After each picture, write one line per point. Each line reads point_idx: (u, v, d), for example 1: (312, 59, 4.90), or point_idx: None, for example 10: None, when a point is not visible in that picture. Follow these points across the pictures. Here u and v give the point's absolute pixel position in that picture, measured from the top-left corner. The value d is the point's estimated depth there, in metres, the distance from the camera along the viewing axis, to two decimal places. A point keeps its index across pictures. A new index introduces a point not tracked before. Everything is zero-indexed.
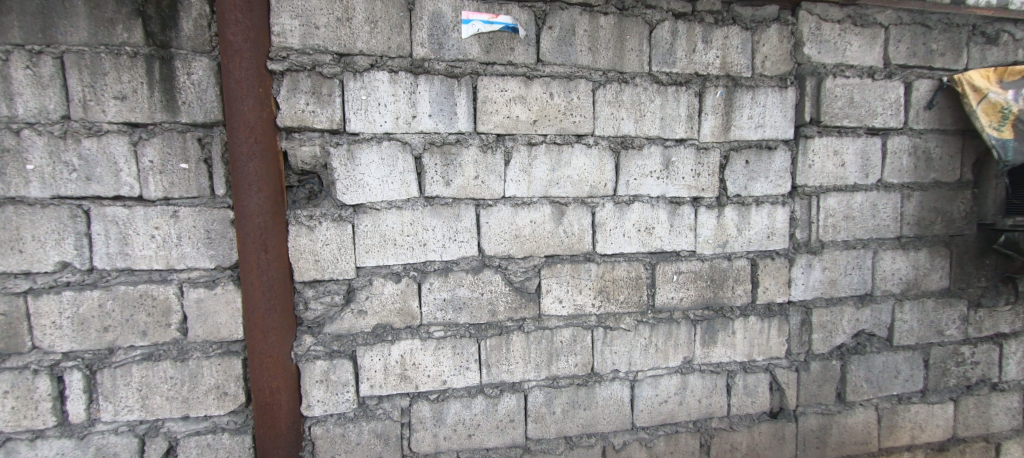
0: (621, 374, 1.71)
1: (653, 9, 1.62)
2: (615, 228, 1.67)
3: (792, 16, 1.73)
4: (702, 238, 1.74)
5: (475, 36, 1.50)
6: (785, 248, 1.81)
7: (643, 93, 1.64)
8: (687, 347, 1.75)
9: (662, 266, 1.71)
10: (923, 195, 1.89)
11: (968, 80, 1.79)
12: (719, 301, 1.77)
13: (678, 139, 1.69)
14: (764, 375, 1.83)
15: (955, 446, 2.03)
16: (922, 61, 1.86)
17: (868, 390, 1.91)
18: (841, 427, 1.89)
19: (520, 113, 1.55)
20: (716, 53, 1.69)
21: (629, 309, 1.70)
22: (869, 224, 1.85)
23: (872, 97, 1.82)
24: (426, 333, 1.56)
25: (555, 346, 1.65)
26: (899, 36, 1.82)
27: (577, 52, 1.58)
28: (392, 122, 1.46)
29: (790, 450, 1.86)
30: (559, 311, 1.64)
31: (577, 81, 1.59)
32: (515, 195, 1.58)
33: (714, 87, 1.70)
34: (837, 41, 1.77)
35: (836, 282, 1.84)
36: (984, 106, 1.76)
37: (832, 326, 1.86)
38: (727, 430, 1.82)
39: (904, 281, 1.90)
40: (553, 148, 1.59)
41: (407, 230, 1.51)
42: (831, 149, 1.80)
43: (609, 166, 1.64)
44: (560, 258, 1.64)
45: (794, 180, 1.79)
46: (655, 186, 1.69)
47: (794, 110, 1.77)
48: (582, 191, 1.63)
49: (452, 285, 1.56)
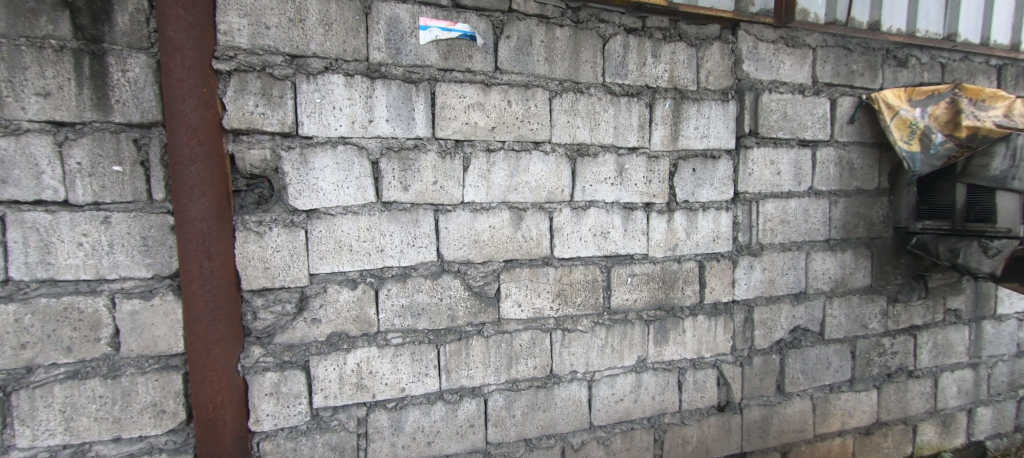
0: (579, 374, 1.76)
1: (606, 23, 1.70)
2: (572, 233, 1.72)
3: (732, 36, 1.87)
4: (654, 242, 1.83)
5: (432, 42, 1.50)
6: (729, 250, 1.93)
7: (597, 103, 1.71)
8: (641, 346, 1.83)
9: (617, 269, 1.78)
10: (847, 202, 2.09)
11: (883, 98, 2.00)
12: (670, 301, 1.86)
13: (630, 147, 1.77)
14: (711, 371, 1.93)
15: (879, 429, 2.23)
16: (845, 81, 2.05)
17: (804, 381, 2.06)
18: (781, 416, 2.03)
19: (479, 119, 1.57)
20: (664, 67, 1.78)
21: (586, 311, 1.76)
22: (802, 228, 2.02)
23: (802, 111, 1.98)
24: (384, 340, 1.53)
25: (515, 350, 1.67)
26: (825, 57, 2.00)
27: (534, 62, 1.63)
28: (348, 126, 1.44)
29: (735, 440, 1.98)
30: (518, 314, 1.67)
31: (535, 89, 1.63)
32: (474, 200, 1.59)
33: (663, 98, 1.79)
34: (772, 60, 1.92)
35: (774, 281, 1.99)
36: (896, 121, 1.96)
37: (772, 322, 1.99)
38: (679, 425, 1.91)
39: (833, 280, 2.08)
40: (511, 154, 1.62)
41: (363, 236, 1.48)
42: (768, 158, 1.95)
43: (566, 172, 1.69)
44: (519, 262, 1.66)
45: (736, 187, 1.92)
46: (610, 192, 1.76)
47: (735, 122, 1.90)
48: (539, 196, 1.67)
49: (411, 291, 1.54)
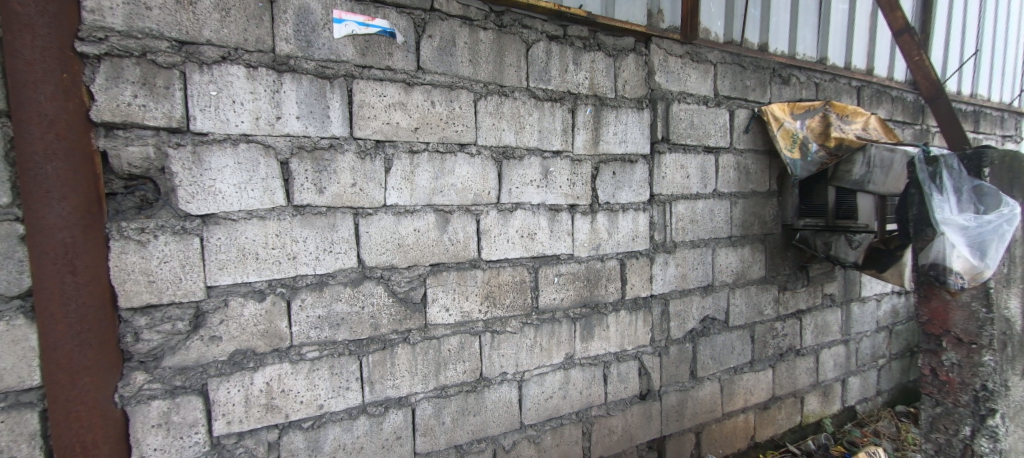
0: (509, 376, 1.77)
1: (529, 29, 1.74)
2: (499, 235, 1.73)
3: (645, 48, 2.01)
4: (579, 242, 1.90)
5: (348, 37, 1.43)
6: (646, 248, 2.07)
7: (521, 107, 1.74)
8: (569, 343, 1.89)
9: (544, 270, 1.82)
10: (744, 202, 2.34)
11: (771, 111, 2.28)
12: (594, 298, 1.94)
13: (554, 150, 1.82)
14: (634, 363, 2.05)
15: (774, 403, 2.52)
16: (741, 94, 2.30)
17: (712, 366, 2.27)
18: (694, 400, 2.22)
19: (401, 119, 1.52)
20: (585, 75, 1.87)
21: (515, 312, 1.77)
22: (709, 227, 2.22)
23: (707, 121, 2.19)
24: (298, 355, 1.42)
25: (443, 356, 1.64)
26: (724, 73, 2.23)
27: (458, 63, 1.61)
28: (250, 123, 1.31)
29: (656, 425, 2.12)
30: (446, 319, 1.64)
31: (459, 90, 1.61)
32: (397, 203, 1.53)
33: (584, 104, 1.87)
34: (680, 73, 2.10)
35: (686, 276, 2.17)
36: (782, 132, 2.25)
37: (684, 314, 2.17)
38: (605, 416, 2.00)
39: (735, 272, 2.32)
40: (436, 156, 1.59)
41: (271, 243, 1.35)
42: (678, 163, 2.12)
43: (492, 175, 1.70)
44: (446, 266, 1.63)
45: (652, 189, 2.06)
46: (536, 194, 1.79)
47: (650, 128, 2.04)
48: (465, 199, 1.65)
49: (328, 300, 1.44)
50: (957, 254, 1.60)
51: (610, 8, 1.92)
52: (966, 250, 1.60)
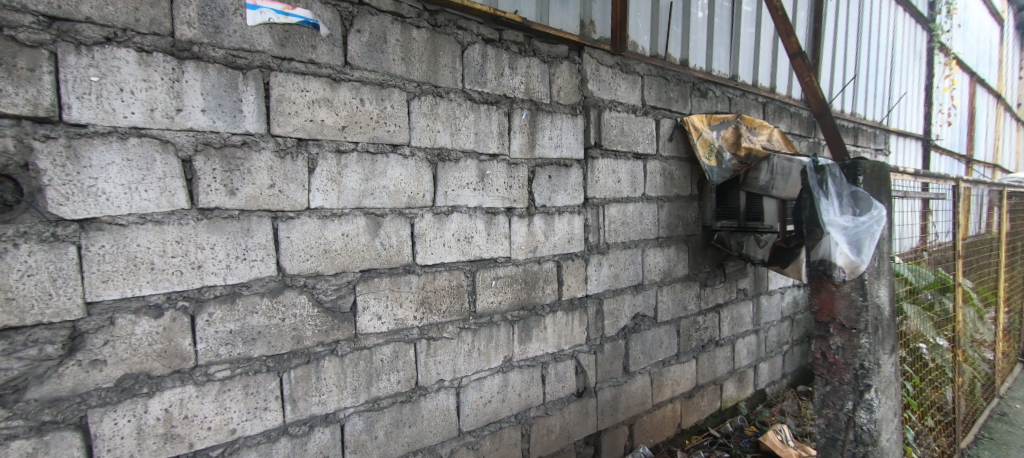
0: (446, 383, 1.73)
1: (464, 30, 1.72)
2: (435, 239, 1.68)
3: (578, 57, 2.08)
4: (516, 245, 1.91)
5: (264, 25, 1.31)
6: (581, 250, 2.14)
7: (457, 108, 1.71)
8: (507, 346, 1.89)
9: (481, 273, 1.81)
10: (669, 206, 2.51)
11: (691, 122, 2.49)
12: (532, 300, 1.97)
13: (491, 154, 1.82)
14: (570, 362, 2.11)
15: (697, 391, 2.72)
16: (665, 105, 2.47)
17: (643, 360, 2.40)
18: (627, 393, 2.33)
19: (327, 117, 1.43)
20: (521, 80, 1.89)
21: (451, 317, 1.74)
22: (638, 228, 2.36)
23: (636, 129, 2.32)
24: (205, 375, 1.25)
25: (376, 366, 1.56)
26: (650, 84, 2.38)
27: (389, 61, 1.55)
28: (143, 114, 1.14)
29: (592, 421, 2.19)
30: (378, 328, 1.56)
31: (390, 89, 1.55)
32: (322, 206, 1.43)
33: (520, 109, 1.90)
34: (611, 82, 2.20)
35: (618, 276, 2.28)
36: (701, 141, 2.47)
37: (617, 312, 2.27)
38: (544, 417, 2.03)
39: (661, 271, 2.47)
40: (366, 157, 1.51)
41: (170, 250, 1.19)
42: (610, 168, 2.22)
43: (427, 177, 1.65)
44: (378, 272, 1.56)
45: (586, 192, 2.14)
46: (472, 197, 1.78)
47: (583, 134, 2.12)
48: (399, 202, 1.59)
49: (241, 313, 1.30)
50: (838, 250, 1.80)
51: (545, 16, 1.97)
52: (847, 247, 1.80)
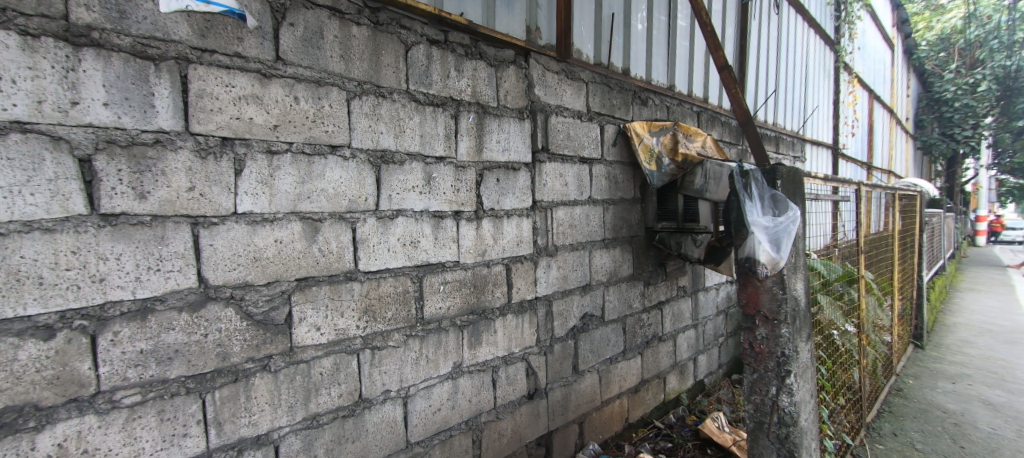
0: (392, 393, 1.67)
1: (408, 30, 1.68)
2: (379, 244, 1.62)
3: (524, 62, 2.11)
4: (465, 249, 1.89)
5: (181, 13, 1.18)
6: (530, 253, 2.16)
7: (401, 109, 1.66)
8: (456, 352, 1.86)
9: (429, 278, 1.77)
10: (614, 208, 2.61)
11: (633, 128, 2.62)
12: (481, 304, 1.96)
13: (437, 156, 1.79)
14: (521, 364, 2.12)
15: (643, 386, 2.84)
16: (609, 112, 2.57)
17: (592, 359, 2.46)
18: (577, 392, 2.38)
19: (255, 114, 1.32)
20: (467, 82, 1.88)
21: (397, 325, 1.68)
22: (585, 230, 2.43)
23: (581, 134, 2.39)
24: (109, 403, 1.10)
25: (314, 381, 1.47)
26: (594, 91, 2.46)
27: (327, 58, 1.47)
28: (28, 106, 0.98)
29: (543, 421, 2.21)
30: (317, 339, 1.47)
31: (328, 87, 1.47)
32: (251, 211, 1.32)
33: (467, 111, 1.88)
34: (557, 88, 2.26)
35: (566, 277, 2.33)
36: (642, 146, 2.59)
37: (566, 312, 2.32)
38: (494, 421, 2.02)
39: (607, 271, 2.56)
40: (301, 158, 1.42)
41: (64, 262, 1.03)
42: (556, 171, 2.27)
43: (369, 180, 1.59)
44: (316, 280, 1.47)
45: (534, 195, 2.17)
46: (418, 200, 1.73)
47: (530, 138, 2.15)
48: (338, 206, 1.51)
49: (154, 331, 1.16)
50: (760, 248, 1.96)
51: (491, 19, 1.97)
52: (768, 245, 1.96)
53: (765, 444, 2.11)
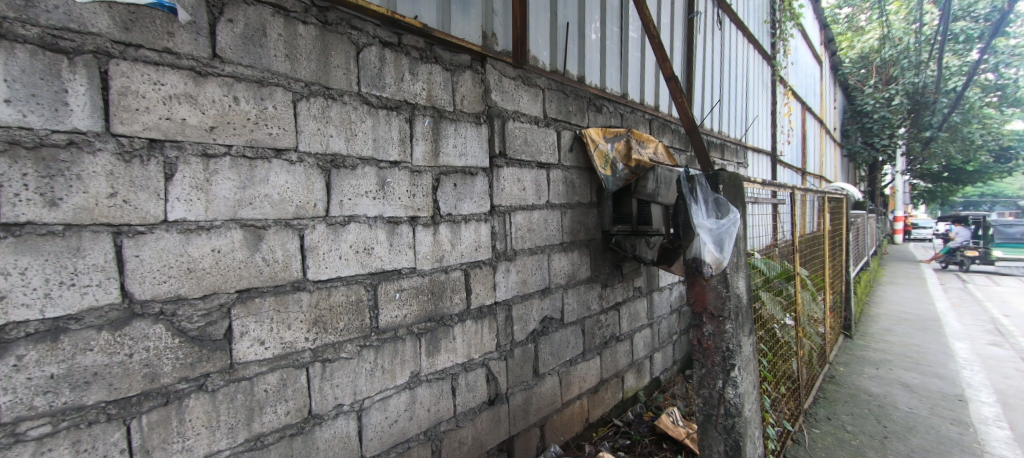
0: (346, 407, 1.60)
1: (359, 31, 1.63)
2: (329, 252, 1.56)
3: (480, 67, 2.11)
4: (421, 255, 1.86)
5: (99, 3, 1.08)
6: (489, 258, 2.16)
7: (352, 112, 1.61)
8: (414, 361, 1.82)
9: (384, 286, 1.72)
10: (571, 212, 2.66)
11: (588, 134, 2.69)
12: (439, 311, 1.93)
13: (392, 161, 1.75)
14: (481, 370, 2.10)
15: (602, 386, 2.91)
16: (565, 118, 2.63)
17: (551, 362, 2.49)
18: (538, 395, 2.40)
19: (189, 115, 1.23)
20: (422, 86, 1.85)
21: (350, 335, 1.62)
22: (544, 234, 2.46)
23: (538, 139, 2.42)
24: (11, 437, 0.96)
25: (258, 399, 1.38)
26: (550, 97, 2.51)
27: (270, 57, 1.40)
28: None
29: (504, 426, 2.21)
30: (260, 354, 1.38)
31: (271, 88, 1.40)
32: (184, 218, 1.22)
33: (422, 115, 1.86)
34: (514, 93, 2.28)
35: (525, 281, 2.34)
36: (597, 153, 2.70)
37: (526, 316, 2.34)
38: (454, 429, 1.98)
39: (566, 274, 2.61)
40: (242, 162, 1.33)
41: None
42: (514, 176, 2.29)
43: (318, 185, 1.52)
44: (259, 292, 1.38)
45: (492, 200, 2.17)
46: (372, 206, 1.68)
47: (488, 143, 2.15)
48: (284, 212, 1.44)
49: (68, 353, 1.03)
50: (705, 249, 2.07)
51: (447, 24, 1.95)
52: (712, 246, 2.07)
53: (713, 435, 2.22)
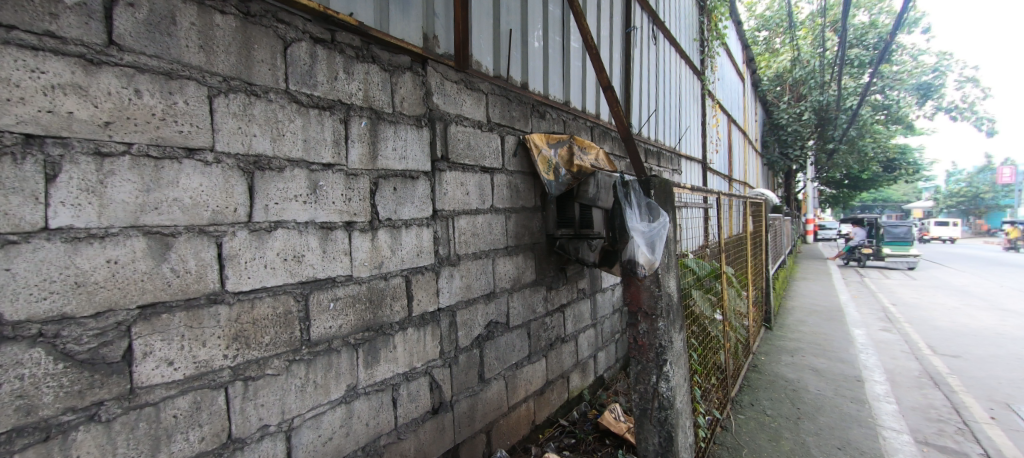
0: (272, 428, 1.48)
1: (286, 25, 1.53)
2: (253, 260, 1.44)
3: (421, 70, 2.08)
4: (358, 262, 1.78)
5: None
6: (431, 263, 2.12)
7: (279, 111, 1.51)
8: (350, 374, 1.73)
9: (316, 295, 1.62)
10: (515, 217, 2.69)
11: (532, 139, 2.73)
12: (378, 320, 1.85)
13: (325, 164, 1.66)
14: (424, 379, 2.05)
15: (548, 387, 2.95)
16: (508, 123, 2.65)
17: (497, 366, 2.49)
18: (483, 400, 2.38)
19: (77, 108, 1.08)
20: (358, 86, 1.78)
21: (277, 350, 1.50)
22: (488, 239, 2.46)
23: (482, 144, 2.42)
24: None
25: (165, 427, 1.23)
26: (493, 102, 2.53)
27: (181, 47, 1.26)
28: None
29: (449, 435, 2.16)
30: (168, 376, 1.24)
31: (182, 81, 1.27)
32: (71, 226, 1.06)
33: (359, 117, 1.79)
34: (456, 97, 2.27)
35: (470, 286, 2.33)
36: (541, 157, 2.70)
37: (470, 322, 2.32)
38: (395, 443, 1.91)
39: (511, 277, 2.62)
40: (145, 162, 1.19)
41: None
42: (457, 180, 2.27)
43: (239, 188, 1.40)
44: (166, 307, 1.23)
45: (434, 205, 2.14)
46: (302, 211, 1.58)
47: (429, 146, 2.12)
48: (198, 218, 1.30)
49: None
50: (639, 251, 2.17)
51: (385, 23, 1.89)
52: (645, 248, 2.18)
53: (649, 428, 2.33)
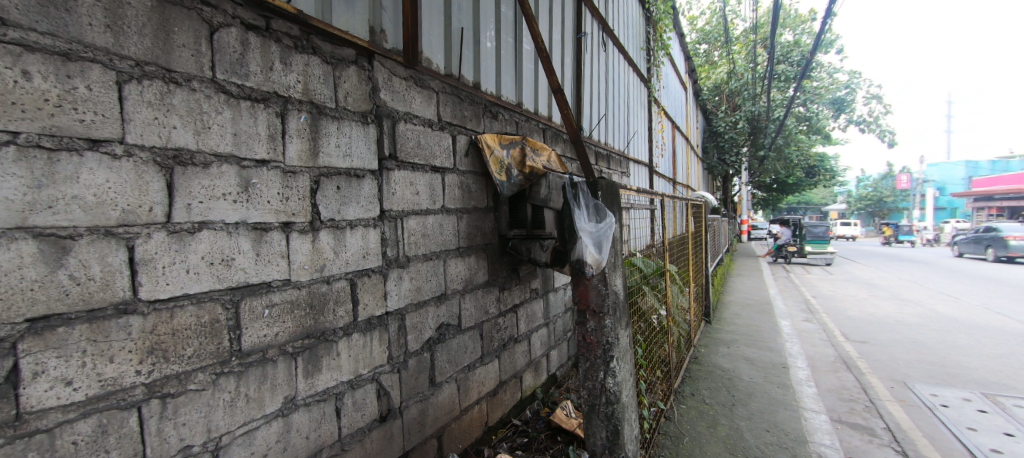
0: (196, 448, 1.35)
1: (212, 8, 1.40)
2: (173, 265, 1.31)
3: (367, 64, 1.99)
4: (297, 265, 1.67)
5: None
6: (378, 265, 2.04)
7: (204, 101, 1.38)
8: (287, 385, 1.63)
9: (249, 302, 1.50)
10: (467, 217, 2.67)
11: (484, 139, 2.74)
12: (319, 326, 1.76)
13: (258, 160, 1.54)
14: (370, 386, 1.97)
15: (501, 388, 2.95)
16: (460, 122, 2.62)
17: (449, 369, 2.45)
18: (434, 405, 2.33)
19: None
20: (297, 78, 1.68)
21: (202, 363, 1.37)
22: (438, 240, 2.42)
23: (432, 143, 2.38)
24: None
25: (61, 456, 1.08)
26: (444, 101, 2.49)
27: (82, 25, 1.12)
28: None
29: (398, 443, 2.09)
30: (66, 399, 1.09)
31: (84, 64, 1.12)
32: None
33: (297, 111, 1.68)
34: (405, 94, 2.21)
35: (419, 288, 2.27)
36: (493, 158, 2.73)
37: (420, 325, 2.26)
38: (339, 454, 1.82)
39: (462, 279, 2.59)
40: (34, 154, 1.04)
41: None
42: (406, 180, 2.21)
43: (155, 186, 1.26)
44: (63, 320, 1.08)
45: (381, 205, 2.06)
46: (231, 211, 1.46)
47: (376, 144, 2.04)
48: (104, 218, 1.16)
49: None
50: (587, 251, 2.23)
51: (327, 12, 1.80)
52: (593, 248, 2.24)
53: (597, 423, 2.40)
